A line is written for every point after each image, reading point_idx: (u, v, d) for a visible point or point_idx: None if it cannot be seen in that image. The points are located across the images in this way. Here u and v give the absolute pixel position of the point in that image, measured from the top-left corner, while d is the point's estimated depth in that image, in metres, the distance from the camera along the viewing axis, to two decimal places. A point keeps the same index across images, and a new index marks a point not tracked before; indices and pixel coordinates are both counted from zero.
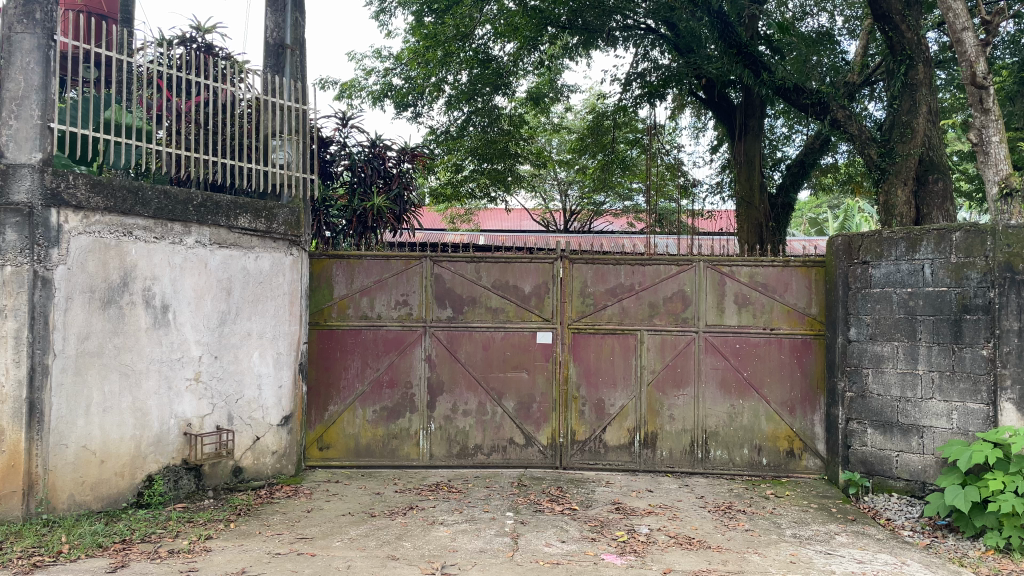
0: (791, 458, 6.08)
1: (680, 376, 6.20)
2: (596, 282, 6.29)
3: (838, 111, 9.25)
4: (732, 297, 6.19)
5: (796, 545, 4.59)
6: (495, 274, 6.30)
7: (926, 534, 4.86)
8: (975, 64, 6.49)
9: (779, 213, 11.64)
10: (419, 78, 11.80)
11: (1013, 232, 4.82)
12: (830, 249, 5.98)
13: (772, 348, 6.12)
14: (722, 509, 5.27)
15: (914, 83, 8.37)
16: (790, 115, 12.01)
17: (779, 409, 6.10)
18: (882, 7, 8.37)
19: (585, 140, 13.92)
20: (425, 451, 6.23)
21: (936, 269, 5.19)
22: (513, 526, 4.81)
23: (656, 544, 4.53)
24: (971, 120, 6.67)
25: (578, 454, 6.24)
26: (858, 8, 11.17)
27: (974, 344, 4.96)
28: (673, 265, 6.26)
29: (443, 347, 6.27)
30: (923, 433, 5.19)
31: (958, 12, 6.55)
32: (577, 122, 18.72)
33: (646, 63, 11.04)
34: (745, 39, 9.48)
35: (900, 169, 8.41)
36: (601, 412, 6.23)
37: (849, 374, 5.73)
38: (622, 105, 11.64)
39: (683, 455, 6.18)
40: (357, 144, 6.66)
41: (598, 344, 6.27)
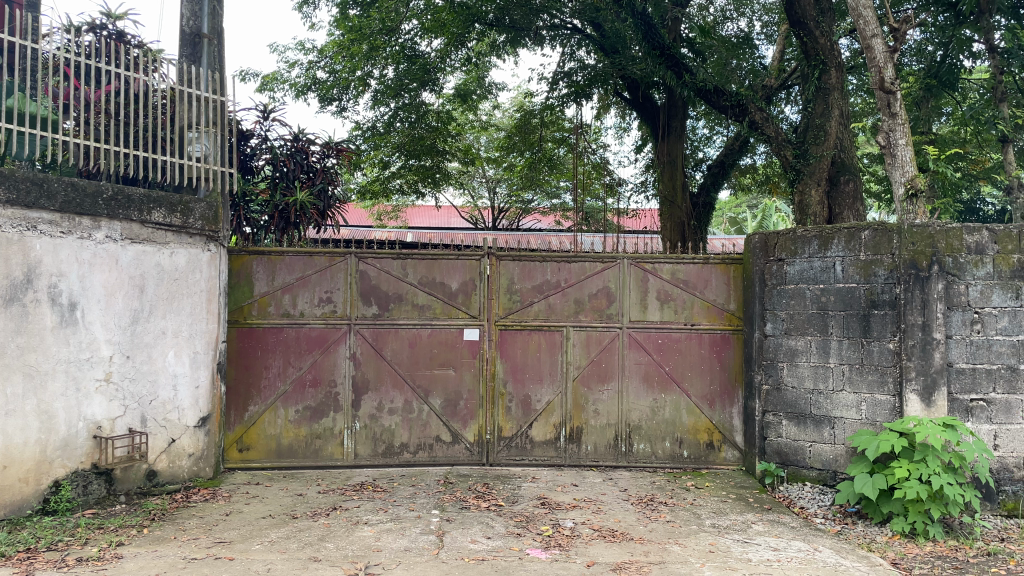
0: (710, 450, 6.24)
1: (605, 371, 6.28)
2: (523, 280, 6.31)
3: (756, 113, 9.53)
4: (655, 294, 6.31)
5: (714, 535, 4.72)
6: (422, 271, 6.25)
7: (837, 521, 5.06)
8: (883, 70, 6.83)
9: (701, 212, 11.93)
10: (343, 72, 11.51)
11: (918, 231, 5.11)
12: (747, 247, 6.14)
13: (693, 342, 6.26)
14: (644, 501, 5.37)
15: (827, 87, 8.73)
16: (711, 116, 12.33)
17: (699, 402, 6.24)
18: (797, 13, 8.77)
19: (513, 138, 13.96)
20: (350, 451, 6.14)
21: (846, 266, 5.41)
22: (438, 524, 4.78)
23: (581, 537, 4.58)
24: (880, 123, 6.95)
25: (505, 450, 6.25)
26: (775, 13, 11.53)
27: (881, 337, 5.18)
28: (598, 262, 6.33)
29: (368, 345, 6.19)
30: (834, 424, 5.40)
31: (868, 19, 6.88)
32: (505, 120, 18.76)
33: (573, 62, 11.14)
34: (668, 42, 9.70)
35: (814, 170, 8.74)
36: (527, 408, 6.26)
37: (765, 367, 5.90)
38: (549, 104, 11.73)
39: (608, 448, 6.27)
40: (278, 138, 6.54)
41: (524, 340, 6.29)
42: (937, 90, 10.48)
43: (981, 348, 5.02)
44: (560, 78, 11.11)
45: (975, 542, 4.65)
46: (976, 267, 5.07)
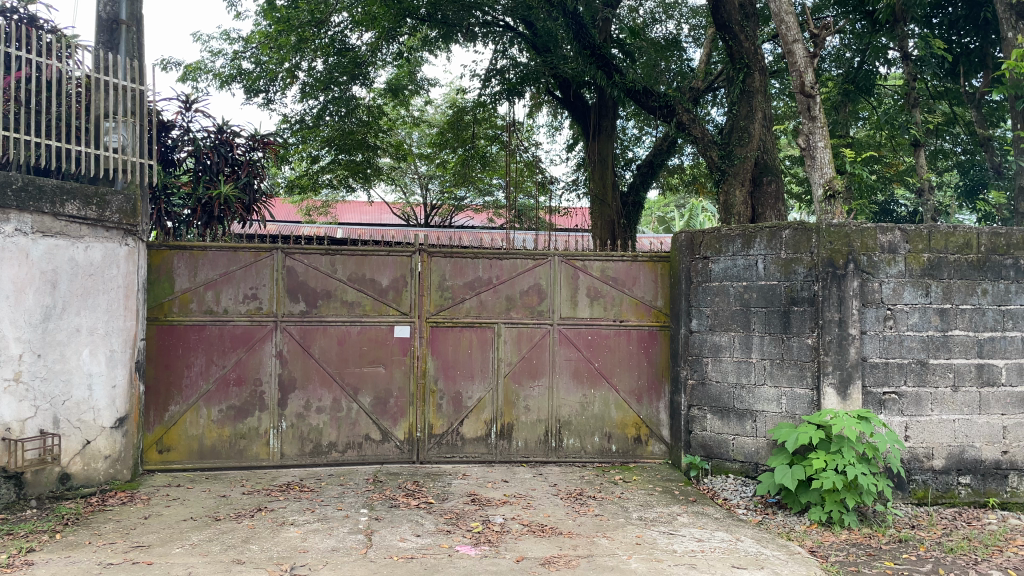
0: (638, 444, 6.34)
1: (535, 367, 6.32)
2: (454, 276, 6.29)
3: (683, 114, 9.73)
4: (585, 291, 6.38)
5: (641, 527, 4.80)
6: (351, 267, 6.17)
7: (759, 511, 5.22)
8: (803, 75, 7.06)
9: (631, 211, 12.13)
10: (271, 63, 11.30)
11: (835, 230, 5.31)
12: (674, 245, 6.26)
13: (622, 339, 6.36)
14: (573, 496, 5.43)
15: (751, 90, 8.98)
16: (641, 117, 12.53)
17: (627, 397, 6.34)
18: (723, 16, 8.97)
19: (445, 134, 13.89)
20: (276, 451, 6.02)
21: (767, 264, 5.57)
22: (367, 523, 4.73)
23: (510, 533, 4.60)
24: (801, 126, 7.19)
25: (435, 447, 6.22)
26: (702, 17, 11.79)
27: (800, 333, 5.36)
28: (529, 259, 6.36)
29: (295, 343, 6.07)
30: (756, 417, 5.56)
31: (790, 24, 7.11)
32: (437, 117, 18.65)
33: (505, 60, 11.17)
34: (599, 42, 9.83)
35: (738, 171, 8.97)
36: (458, 405, 6.24)
37: (691, 363, 6.04)
38: (481, 101, 11.73)
39: (538, 444, 6.31)
40: (201, 129, 6.35)
41: (456, 337, 6.27)
42: (855, 95, 10.95)
43: (893, 343, 5.26)
44: (493, 75, 11.12)
45: (887, 529, 4.86)
46: (888, 266, 5.30)
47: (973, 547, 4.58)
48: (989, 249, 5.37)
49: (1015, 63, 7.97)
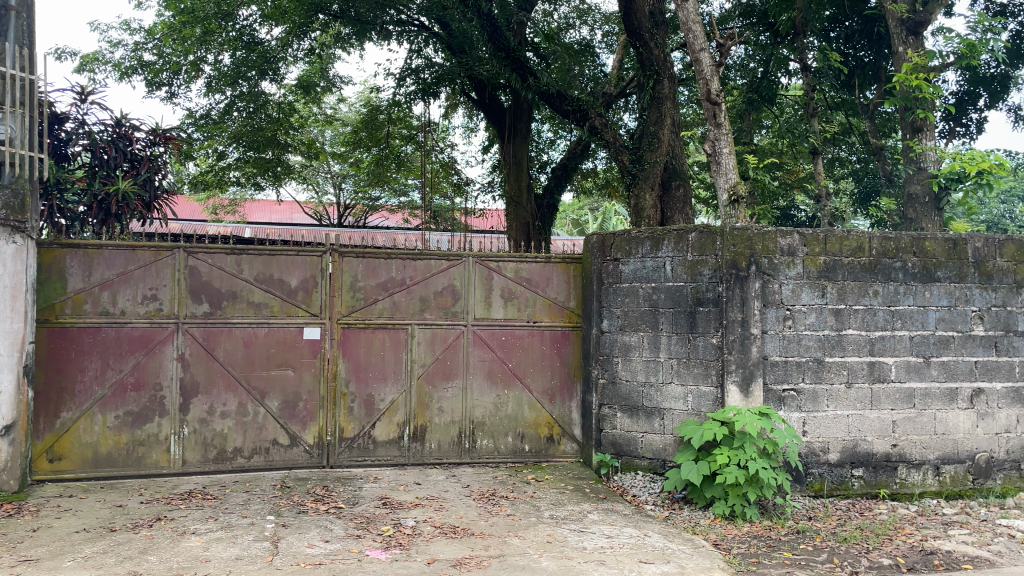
0: (550, 444, 6.40)
1: (449, 368, 6.29)
2: (367, 277, 6.19)
3: (596, 119, 9.92)
4: (499, 291, 6.40)
5: (552, 526, 4.85)
6: (258, 267, 6.00)
7: (666, 506, 5.36)
8: (710, 82, 7.28)
9: (545, 213, 12.25)
10: (173, 55, 10.94)
11: (738, 234, 5.50)
12: (586, 247, 6.34)
13: (535, 339, 6.41)
14: (486, 496, 5.43)
15: (660, 97, 9.21)
16: (555, 121, 12.68)
17: (540, 397, 6.39)
18: (634, 24, 9.18)
19: (359, 133, 13.69)
20: (177, 458, 5.79)
21: (675, 266, 5.73)
22: (273, 530, 4.61)
23: (421, 536, 4.56)
24: (708, 132, 7.41)
25: (346, 451, 6.11)
26: (615, 24, 12.03)
27: (706, 333, 5.53)
28: (443, 260, 6.34)
29: (198, 345, 5.86)
30: (664, 415, 5.70)
31: (697, 33, 7.34)
32: (351, 116, 18.36)
33: (420, 59, 11.10)
34: (513, 44, 9.93)
35: (648, 175, 9.20)
36: (370, 407, 6.15)
37: (602, 362, 6.12)
38: (395, 101, 11.63)
39: (451, 446, 6.28)
40: (98, 122, 6.06)
41: (367, 339, 6.17)
42: (758, 104, 11.45)
43: (792, 342, 5.48)
44: (407, 75, 11.05)
45: (785, 521, 5.06)
46: (787, 268, 5.53)
47: (865, 536, 4.81)
48: (880, 252, 5.68)
49: (905, 77, 8.48)
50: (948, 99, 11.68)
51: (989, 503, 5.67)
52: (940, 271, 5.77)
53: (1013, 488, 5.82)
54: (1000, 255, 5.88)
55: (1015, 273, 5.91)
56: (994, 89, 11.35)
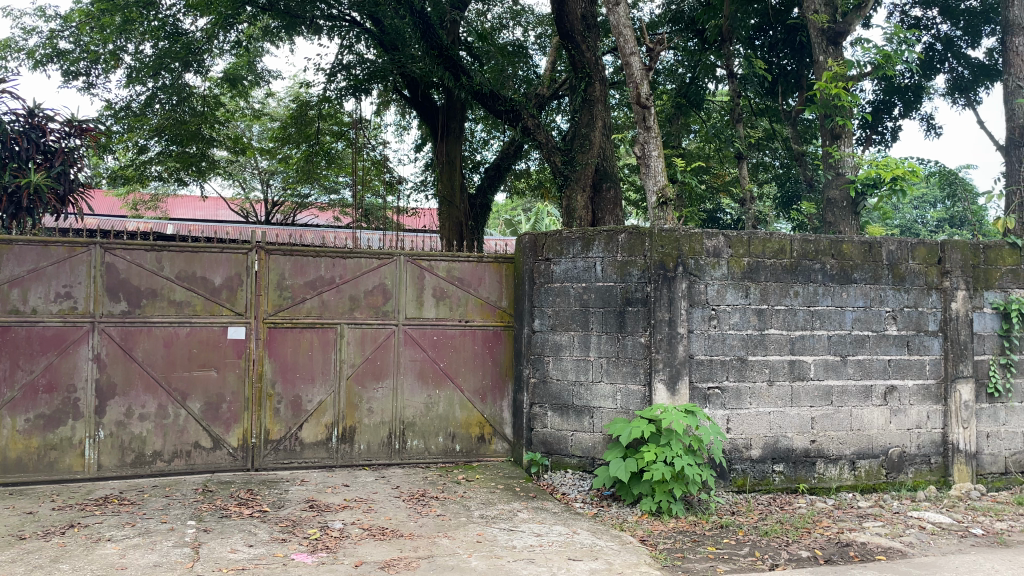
0: (481, 443, 6.40)
1: (379, 368, 6.21)
2: (295, 275, 6.08)
3: (528, 119, 9.98)
4: (430, 291, 6.36)
5: (482, 525, 4.85)
6: (180, 265, 5.82)
7: (594, 503, 5.42)
8: (640, 86, 7.40)
9: (478, 213, 12.24)
10: (91, 44, 10.57)
11: (666, 235, 5.61)
12: (518, 247, 6.35)
13: (466, 339, 6.39)
14: (416, 497, 5.39)
15: (591, 99, 9.33)
16: (489, 121, 12.70)
17: (471, 397, 6.37)
18: (566, 26, 9.26)
19: (288, 129, 13.42)
20: (92, 462, 5.56)
21: (605, 266, 5.80)
22: (194, 535, 4.46)
23: (349, 538, 4.49)
24: (637, 135, 7.54)
25: (272, 453, 5.98)
26: (547, 26, 12.15)
27: (634, 332, 5.63)
28: (374, 258, 6.26)
29: (115, 345, 5.65)
30: (593, 413, 5.77)
31: (627, 38, 7.45)
32: (280, 112, 17.99)
33: (352, 56, 10.94)
34: (446, 43, 9.92)
35: (579, 177, 9.30)
36: (297, 409, 6.03)
37: (533, 361, 6.15)
38: (326, 97, 11.45)
39: (381, 446, 6.21)
40: (9, 112, 5.78)
41: (295, 339, 6.05)
42: (686, 108, 11.75)
43: (717, 341, 5.62)
44: (338, 70, 10.86)
45: (710, 516, 5.19)
46: (713, 269, 5.66)
47: (785, 530, 4.96)
48: (801, 254, 5.87)
49: (825, 85, 8.83)
50: (865, 107, 12.15)
51: (901, 496, 5.91)
52: (856, 273, 6.00)
53: (924, 481, 6.07)
54: (912, 257, 6.15)
55: (927, 275, 6.18)
56: (907, 99, 11.90)
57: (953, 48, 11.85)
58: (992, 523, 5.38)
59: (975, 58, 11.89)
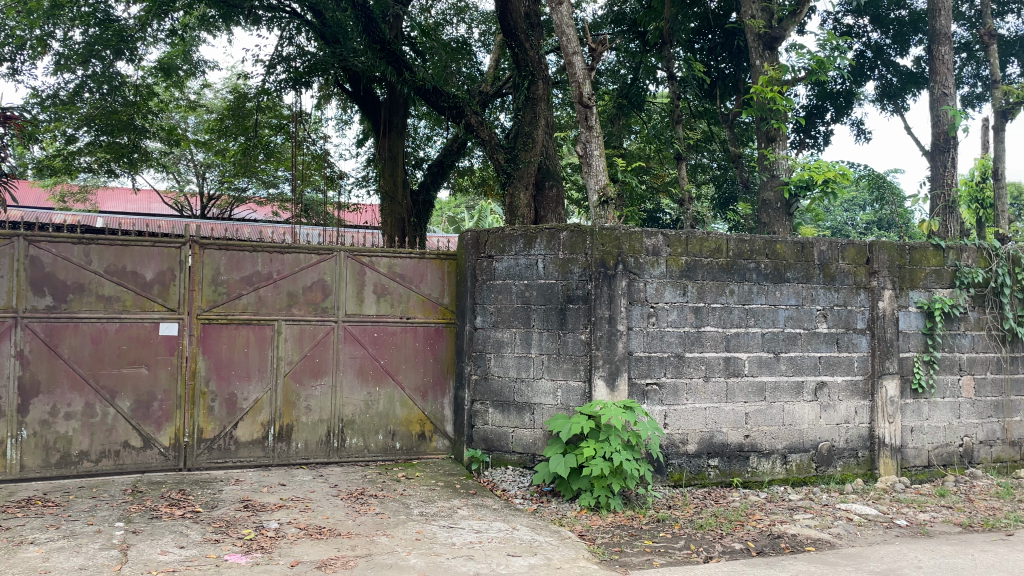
0: (422, 441, 6.36)
1: (317, 366, 6.11)
2: (230, 270, 5.94)
3: (472, 116, 9.97)
4: (371, 287, 6.29)
5: (421, 523, 4.81)
6: (109, 259, 5.63)
7: (534, 499, 5.46)
8: (582, 85, 7.46)
9: (420, 209, 12.16)
10: (17, 29, 10.13)
11: (607, 234, 5.68)
12: (460, 244, 6.32)
13: (407, 336, 6.34)
14: (354, 495, 5.33)
15: (535, 98, 9.37)
16: (432, 117, 12.64)
17: (412, 394, 6.33)
18: (510, 23, 9.23)
19: (225, 121, 13.11)
20: (14, 463, 5.35)
21: (547, 264, 5.83)
22: (122, 537, 4.32)
23: (285, 538, 4.41)
24: (579, 134, 7.59)
25: (206, 453, 5.84)
26: (491, 24, 12.15)
27: (575, 329, 5.68)
28: (313, 254, 6.16)
29: (39, 342, 5.43)
30: (534, 410, 5.80)
31: (570, 37, 7.49)
32: (216, 103, 17.55)
33: (292, 48, 10.73)
34: (388, 37, 9.83)
35: (522, 174, 9.33)
36: (232, 407, 5.90)
37: (475, 358, 6.12)
38: (265, 89, 11.21)
39: (319, 445, 6.11)
40: None
41: (231, 335, 5.91)
42: (628, 109, 11.91)
43: (655, 338, 5.71)
44: (277, 62, 10.64)
45: (646, 510, 5.27)
46: (652, 267, 5.75)
47: (720, 523, 5.07)
48: (736, 253, 6.00)
49: (761, 89, 9.08)
50: (799, 112, 12.50)
51: (830, 489, 6.10)
52: (789, 273, 6.16)
53: (851, 474, 6.28)
54: (842, 258, 6.34)
55: (856, 275, 6.38)
56: (839, 104, 12.29)
57: (883, 56, 12.29)
58: (915, 514, 5.60)
59: (903, 66, 12.34)
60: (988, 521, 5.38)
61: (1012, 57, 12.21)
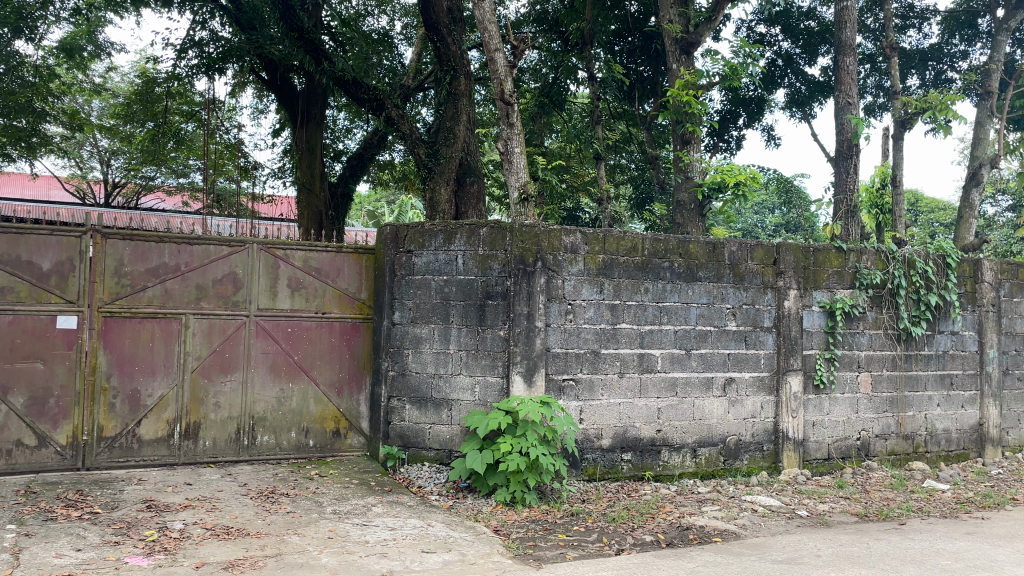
0: (336, 438, 6.24)
1: (227, 361, 5.93)
2: (134, 261, 5.70)
3: (392, 110, 9.90)
4: (285, 281, 6.13)
5: (334, 521, 4.74)
6: (3, 247, 5.36)
7: (450, 495, 5.45)
8: (503, 82, 7.47)
9: (339, 202, 11.97)
10: None
11: (526, 231, 5.74)
12: (379, 238, 6.21)
13: (323, 331, 6.20)
14: (264, 494, 5.20)
15: (456, 93, 9.35)
16: (351, 109, 12.45)
17: (326, 390, 6.20)
18: (432, 18, 9.14)
19: (132, 106, 12.59)
20: None
21: (466, 260, 5.83)
22: (13, 540, 4.09)
23: (190, 539, 4.26)
24: (500, 131, 7.61)
25: (106, 451, 5.60)
26: (413, 17, 12.05)
27: (494, 325, 5.70)
28: (224, 246, 5.97)
29: None
30: (452, 406, 5.79)
31: (492, 34, 7.48)
32: (123, 88, 16.80)
33: (204, 32, 10.34)
34: (307, 25, 9.74)
35: (443, 170, 9.30)
36: (135, 404, 5.67)
37: (392, 355, 6.02)
38: (175, 74, 10.79)
39: (228, 442, 5.93)
40: None
41: (134, 329, 5.68)
42: (549, 108, 12.02)
43: (572, 334, 5.79)
44: (189, 46, 10.24)
45: (561, 504, 5.33)
46: (570, 265, 5.83)
47: (632, 515, 5.18)
48: (651, 252, 6.13)
49: (677, 92, 9.36)
50: (713, 116, 12.85)
51: (736, 482, 6.31)
52: (701, 272, 6.34)
53: (757, 467, 6.52)
54: (751, 258, 6.56)
55: (763, 275, 6.61)
56: (752, 110, 12.72)
57: (793, 65, 12.78)
58: (815, 504, 5.85)
59: (811, 75, 12.86)
60: (882, 511, 5.67)
61: (912, 70, 12.89)
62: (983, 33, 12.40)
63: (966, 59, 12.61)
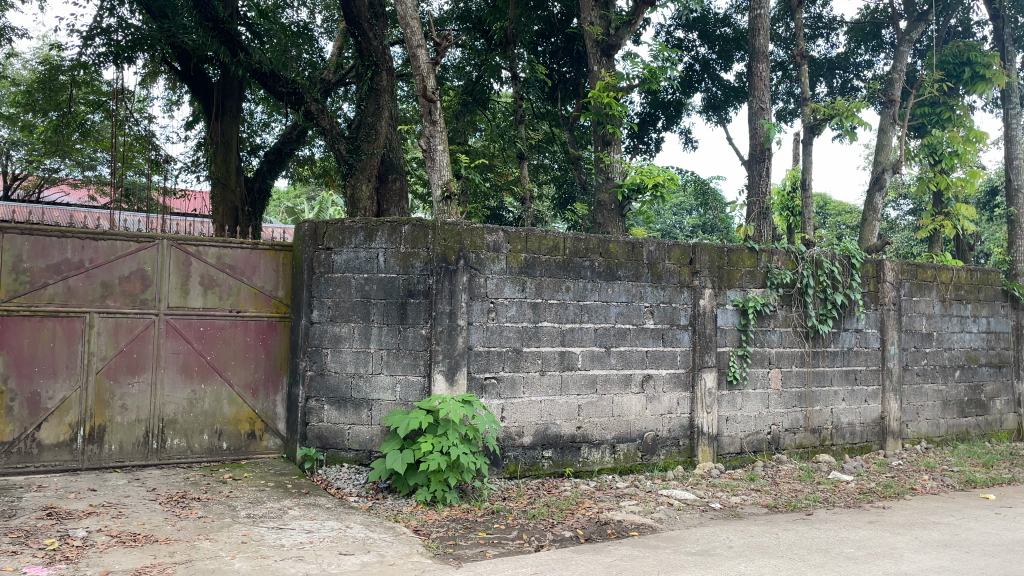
0: (251, 440, 6.06)
1: (135, 362, 5.69)
2: (34, 257, 5.44)
3: (311, 104, 9.74)
4: (198, 278, 5.93)
5: (248, 525, 4.61)
6: None
7: (370, 496, 5.37)
8: (425, 79, 7.40)
9: (255, 198, 11.65)
10: None
11: (448, 228, 5.72)
12: (297, 235, 6.07)
13: (237, 330, 6.02)
14: (174, 499, 5.02)
15: (378, 89, 9.26)
16: (269, 103, 12.16)
17: (241, 391, 6.01)
18: (353, 11, 9.03)
19: (33, 95, 11.95)
20: None
21: (387, 257, 5.76)
22: None
23: (94, 547, 4.08)
24: (422, 128, 7.54)
25: (3, 457, 5.33)
26: (334, 11, 11.84)
27: (415, 324, 5.66)
28: (131, 242, 5.74)
29: None
30: (371, 406, 5.71)
31: (414, 29, 7.42)
32: (24, 75, 15.96)
33: (113, 19, 9.90)
34: (223, 15, 9.45)
35: (364, 167, 9.17)
36: (35, 407, 5.40)
37: (311, 354, 5.90)
38: (80, 62, 10.31)
39: (135, 446, 5.70)
40: None
41: (34, 328, 5.41)
42: (472, 106, 12.01)
43: (494, 333, 5.81)
44: (96, 33, 9.79)
45: (482, 503, 5.33)
46: (492, 264, 5.84)
47: (551, 512, 5.22)
48: (572, 251, 6.20)
49: (598, 94, 9.55)
50: (634, 117, 13.08)
51: (653, 476, 6.44)
52: (621, 271, 6.45)
53: (673, 462, 6.67)
54: (668, 258, 6.71)
55: (680, 274, 6.77)
56: (670, 113, 13.04)
57: (709, 70, 13.14)
58: (728, 497, 6.04)
59: (727, 80, 13.25)
60: (791, 502, 5.90)
61: (820, 78, 13.44)
62: (887, 44, 13.01)
63: (871, 68, 13.20)
